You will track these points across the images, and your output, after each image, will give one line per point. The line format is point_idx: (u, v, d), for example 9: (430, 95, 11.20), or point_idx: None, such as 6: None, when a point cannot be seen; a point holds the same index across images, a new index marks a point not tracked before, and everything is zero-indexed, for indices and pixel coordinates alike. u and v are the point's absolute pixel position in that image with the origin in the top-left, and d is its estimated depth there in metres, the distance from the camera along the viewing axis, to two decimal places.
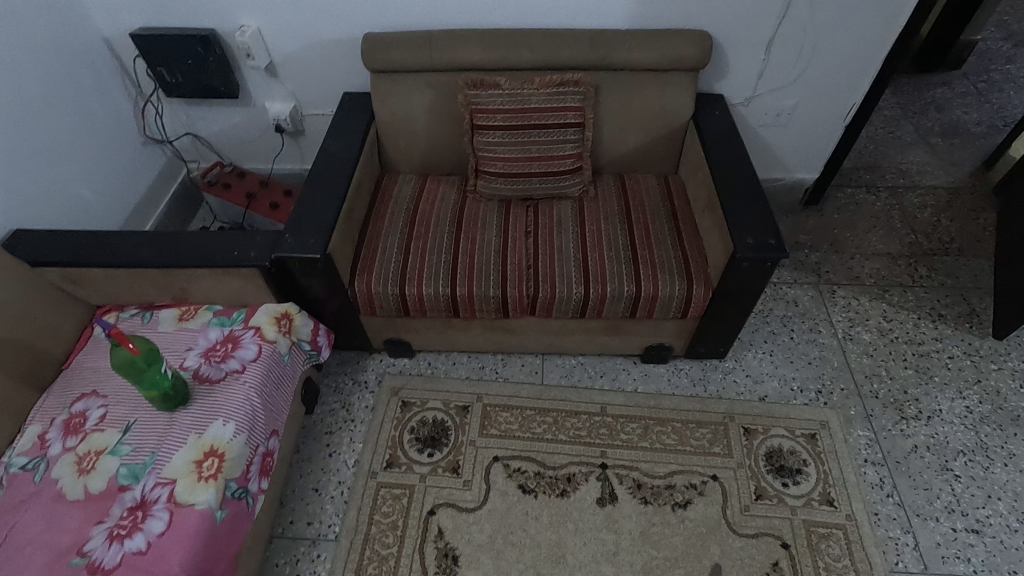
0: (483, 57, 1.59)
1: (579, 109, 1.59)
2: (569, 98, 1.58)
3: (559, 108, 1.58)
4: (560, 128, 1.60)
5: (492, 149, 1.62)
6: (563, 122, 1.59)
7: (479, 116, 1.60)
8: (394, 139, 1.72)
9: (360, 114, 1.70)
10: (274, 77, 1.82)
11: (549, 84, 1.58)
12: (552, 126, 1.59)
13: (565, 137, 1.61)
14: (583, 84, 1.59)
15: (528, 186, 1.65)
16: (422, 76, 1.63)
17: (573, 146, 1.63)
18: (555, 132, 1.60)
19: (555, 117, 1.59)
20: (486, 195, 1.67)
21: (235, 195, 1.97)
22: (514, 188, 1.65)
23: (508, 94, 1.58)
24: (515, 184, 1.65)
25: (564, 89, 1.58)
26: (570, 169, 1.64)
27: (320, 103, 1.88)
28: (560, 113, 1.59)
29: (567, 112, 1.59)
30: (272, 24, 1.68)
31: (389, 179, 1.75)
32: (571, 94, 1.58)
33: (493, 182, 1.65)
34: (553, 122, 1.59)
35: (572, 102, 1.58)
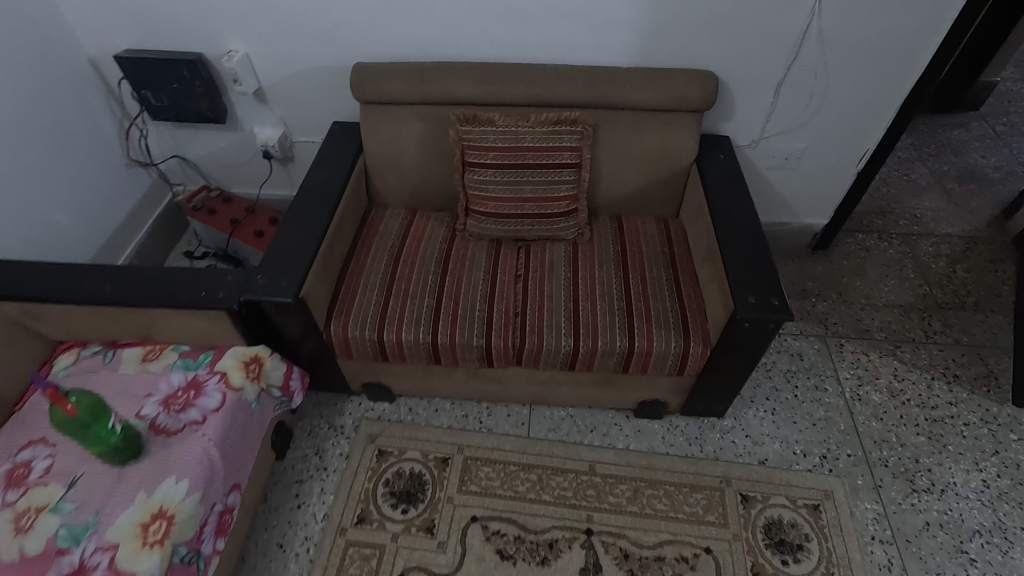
0: (477, 91, 1.52)
1: (577, 149, 1.52)
2: (566, 137, 1.51)
3: (555, 147, 1.51)
4: (555, 168, 1.52)
5: (483, 187, 1.54)
6: (558, 162, 1.52)
7: (471, 153, 1.52)
8: (383, 173, 1.65)
9: (348, 145, 1.63)
10: (263, 103, 1.76)
11: (546, 123, 1.51)
12: (547, 165, 1.52)
13: (561, 178, 1.53)
14: (581, 123, 1.51)
15: (520, 227, 1.56)
16: (413, 108, 1.56)
17: (568, 187, 1.54)
18: (550, 173, 1.52)
19: (550, 157, 1.51)
20: (476, 235, 1.59)
21: (219, 221, 1.91)
22: (505, 229, 1.57)
23: (502, 131, 1.50)
24: (505, 226, 1.56)
25: (561, 127, 1.51)
26: (565, 211, 1.56)
27: (309, 130, 1.81)
28: (555, 154, 1.51)
29: (564, 152, 1.51)
30: (261, 49, 1.62)
31: (376, 213, 1.67)
32: (568, 133, 1.51)
33: (484, 221, 1.57)
34: (549, 161, 1.52)
35: (569, 142, 1.51)
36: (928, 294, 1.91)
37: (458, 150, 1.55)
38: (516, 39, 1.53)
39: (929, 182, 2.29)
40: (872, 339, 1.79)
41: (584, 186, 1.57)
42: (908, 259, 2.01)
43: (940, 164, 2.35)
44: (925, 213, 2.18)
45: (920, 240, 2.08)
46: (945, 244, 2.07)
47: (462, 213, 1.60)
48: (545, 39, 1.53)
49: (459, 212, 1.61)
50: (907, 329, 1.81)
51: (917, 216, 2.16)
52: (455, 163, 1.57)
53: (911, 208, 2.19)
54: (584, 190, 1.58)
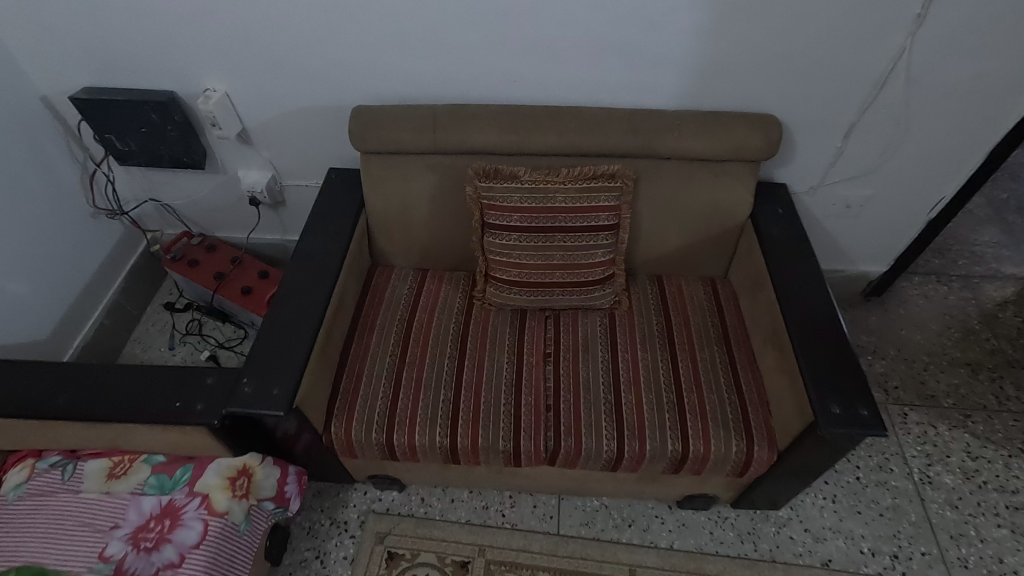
0: (498, 141, 1.29)
1: (615, 209, 1.30)
2: (603, 196, 1.29)
3: (591, 208, 1.29)
4: (591, 232, 1.31)
5: (507, 252, 1.32)
6: (594, 225, 1.30)
7: (491, 215, 1.31)
8: (388, 231, 1.43)
9: (347, 199, 1.41)
10: (248, 145, 1.53)
11: (580, 180, 1.28)
12: (580, 228, 1.30)
13: (597, 242, 1.32)
14: (621, 178, 1.29)
15: (548, 297, 1.35)
16: (423, 159, 1.34)
17: (605, 251, 1.33)
18: (584, 237, 1.31)
19: (584, 219, 1.30)
20: (498, 305, 1.38)
21: (202, 274, 1.69)
22: (530, 299, 1.36)
23: (528, 189, 1.28)
24: (531, 295, 1.35)
25: (598, 184, 1.28)
26: (601, 278, 1.35)
27: (302, 174, 1.59)
28: (591, 215, 1.29)
29: (601, 213, 1.30)
30: (244, 88, 1.38)
31: (381, 275, 1.46)
32: (606, 191, 1.29)
33: (507, 290, 1.36)
34: (583, 224, 1.30)
35: (607, 202, 1.29)
36: (997, 349, 1.71)
37: (477, 209, 1.33)
38: (543, 79, 1.30)
39: (988, 214, 2.07)
40: (938, 407, 1.59)
41: (622, 249, 1.36)
42: (971, 306, 1.81)
43: (997, 192, 2.14)
44: (985, 251, 1.97)
45: (983, 283, 1.88)
46: (1010, 288, 1.86)
47: (480, 279, 1.39)
48: (577, 79, 1.30)
49: (477, 278, 1.39)
50: (976, 394, 1.62)
51: (977, 254, 1.96)
52: (473, 223, 1.35)
53: (970, 245, 1.98)
54: (622, 252, 1.37)
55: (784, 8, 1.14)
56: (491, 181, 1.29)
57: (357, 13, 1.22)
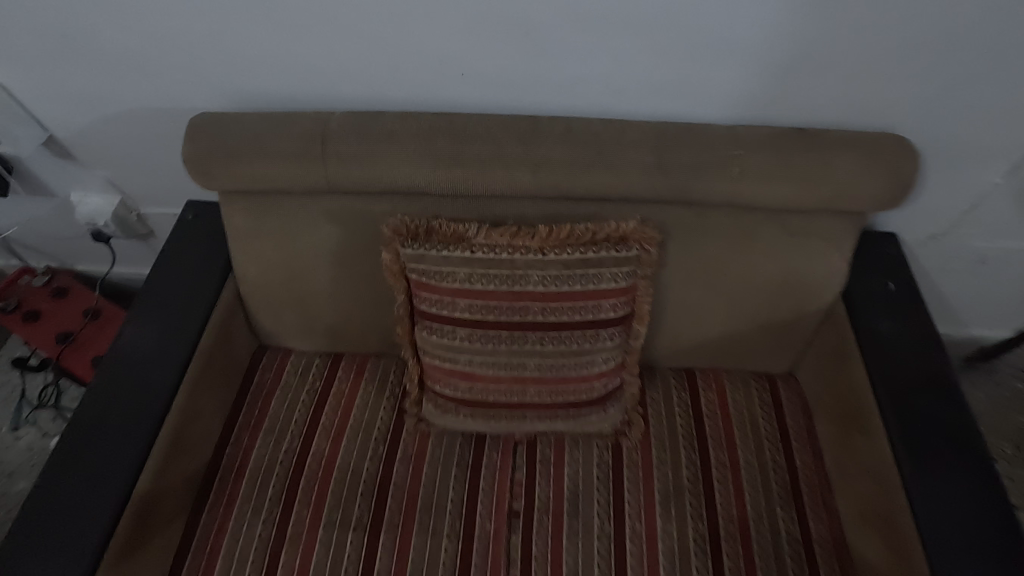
0: (433, 179, 0.77)
1: (625, 294, 0.80)
2: (606, 274, 0.78)
3: (584, 295, 0.78)
4: (585, 330, 0.80)
5: (451, 357, 0.83)
6: (589, 320, 0.80)
7: (424, 299, 0.81)
8: (273, 306, 0.92)
9: (208, 257, 0.90)
10: (71, 161, 1.00)
11: (568, 248, 0.77)
12: (568, 325, 0.80)
13: (594, 345, 0.81)
14: (635, 243, 0.78)
15: (517, 421, 0.86)
16: (315, 201, 0.83)
17: (607, 357, 0.83)
18: (574, 338, 0.80)
19: (573, 311, 0.79)
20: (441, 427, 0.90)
21: (42, 331, 1.19)
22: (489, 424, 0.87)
23: (481, 262, 0.77)
24: (491, 418, 0.87)
25: (597, 255, 0.77)
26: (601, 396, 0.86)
27: (165, 199, 1.07)
28: (585, 305, 0.79)
29: (601, 302, 0.79)
30: (30, 77, 0.86)
31: (269, 368, 0.97)
32: (610, 268, 0.78)
33: (452, 409, 0.87)
34: (572, 319, 0.79)
35: (611, 284, 0.78)
36: None
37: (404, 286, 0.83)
38: (510, 69, 0.78)
39: None
40: None
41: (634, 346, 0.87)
42: None
43: None
44: None
45: None
46: None
47: (413, 386, 0.90)
48: (567, 70, 0.77)
49: (409, 384, 0.90)
50: None
51: None
52: (398, 305, 0.85)
53: None
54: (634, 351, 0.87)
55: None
56: (423, 246, 0.78)
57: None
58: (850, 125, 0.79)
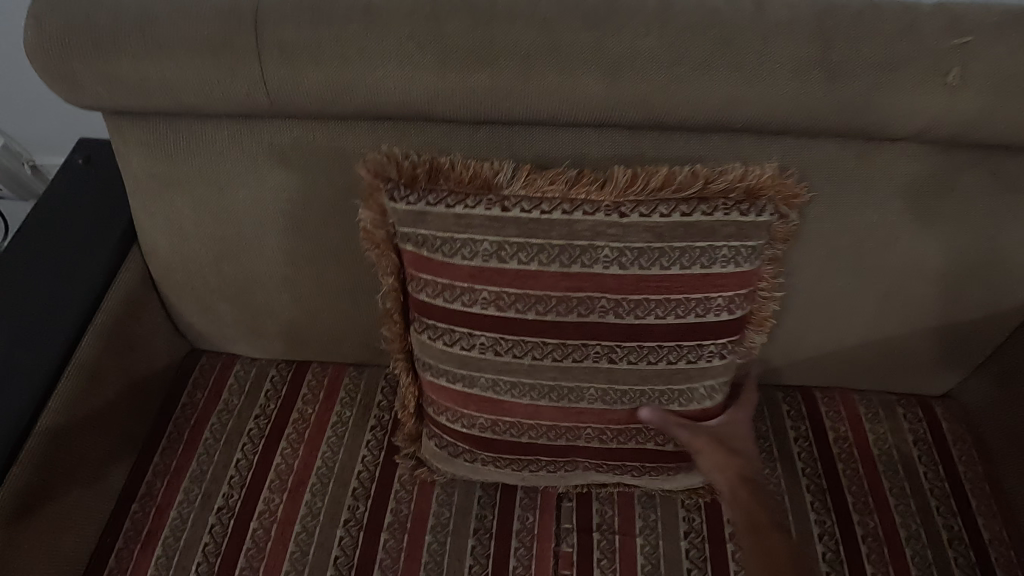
0: (441, 88, 0.47)
1: (745, 285, 0.49)
2: (721, 250, 0.48)
3: (683, 284, 0.48)
4: (679, 340, 0.50)
5: (467, 375, 0.53)
6: (688, 324, 0.50)
7: (425, 287, 0.51)
8: (202, 294, 0.63)
9: (97, 219, 0.60)
10: None
11: (662, 205, 0.47)
12: (654, 331, 0.50)
13: (693, 365, 0.52)
14: (770, 201, 0.47)
15: (563, 472, 0.57)
16: (254, 130, 0.53)
17: (710, 386, 0.53)
18: (662, 352, 0.51)
19: (664, 310, 0.49)
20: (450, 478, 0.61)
21: None
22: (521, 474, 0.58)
23: (518, 228, 0.47)
24: (525, 468, 0.58)
25: (708, 219, 0.47)
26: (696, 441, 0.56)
27: (64, 137, 0.77)
28: (684, 300, 0.49)
29: (709, 297, 0.49)
30: None
31: (201, 384, 0.67)
32: (727, 241, 0.47)
33: (466, 452, 0.57)
34: (663, 321, 0.49)
35: (727, 266, 0.48)
36: None
37: (397, 264, 0.53)
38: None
39: None
40: None
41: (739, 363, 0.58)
42: None
43: None
44: None
45: None
46: None
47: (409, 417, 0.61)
48: None
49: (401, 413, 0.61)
50: None
51: None
52: (385, 293, 0.55)
53: None
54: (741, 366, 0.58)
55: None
56: (425, 200, 0.48)
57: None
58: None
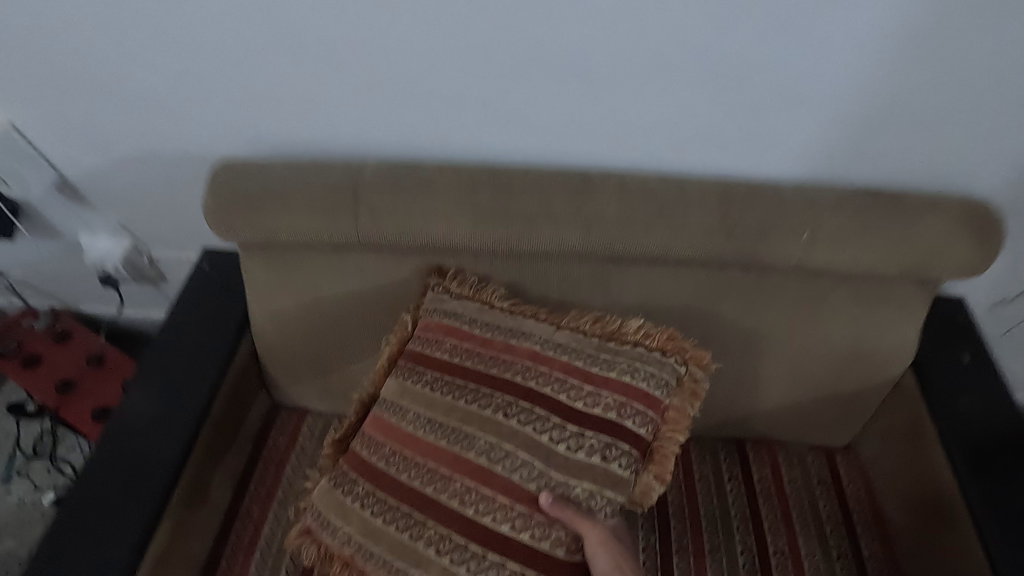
0: (472, 238, 0.71)
1: (638, 403, 0.65)
2: (621, 363, 0.67)
3: (584, 376, 0.67)
4: (567, 423, 0.64)
5: (401, 407, 0.70)
6: (580, 412, 0.64)
7: (420, 339, 0.74)
8: (290, 365, 0.86)
9: (222, 311, 0.84)
10: (82, 203, 0.95)
11: (590, 329, 0.71)
12: (547, 403, 0.65)
13: (575, 453, 0.63)
14: (675, 352, 0.68)
15: (412, 542, 0.63)
16: (344, 258, 0.77)
17: (590, 492, 0.61)
18: (551, 430, 0.64)
19: (560, 388, 0.66)
20: (329, 536, 0.66)
21: (43, 381, 1.13)
22: (374, 531, 0.64)
23: (491, 315, 0.73)
24: (389, 521, 0.64)
25: (621, 347, 0.69)
26: (552, 545, 0.61)
27: (177, 243, 1.01)
28: (584, 391, 0.65)
29: (601, 393, 0.65)
30: (44, 117, 0.81)
31: (283, 432, 0.89)
32: (631, 361, 0.67)
33: (357, 490, 0.67)
34: (558, 399, 0.65)
35: (625, 376, 0.66)
36: None
37: (406, 333, 0.76)
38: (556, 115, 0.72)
39: None
40: None
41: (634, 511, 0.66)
42: None
43: None
44: None
45: None
46: None
47: (331, 452, 0.75)
48: (623, 118, 0.72)
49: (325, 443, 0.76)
50: None
51: None
52: (389, 339, 0.77)
53: None
54: (637, 507, 0.66)
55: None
56: (443, 287, 0.75)
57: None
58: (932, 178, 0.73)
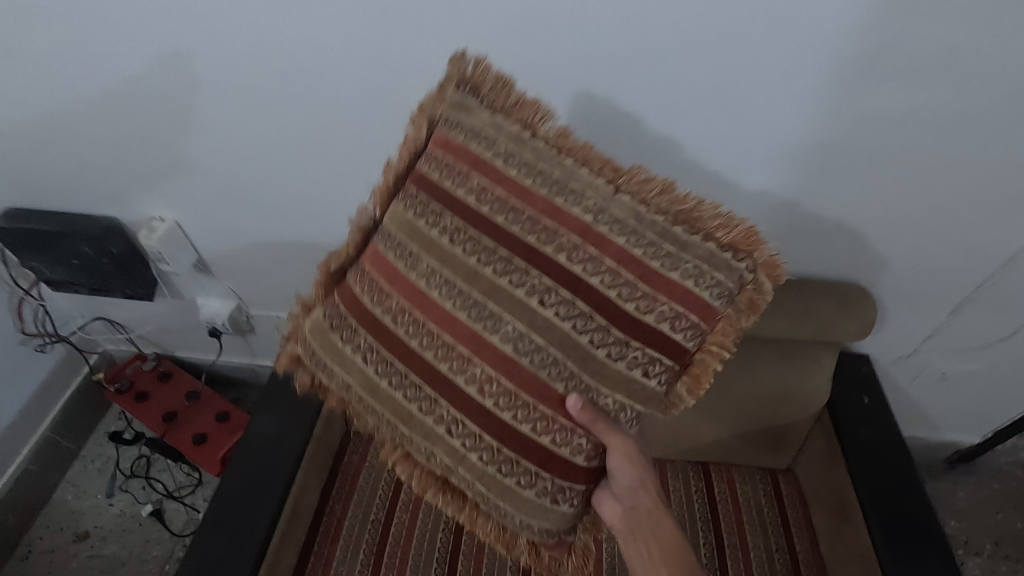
0: None
1: (693, 315, 0.67)
2: (687, 264, 0.67)
3: (636, 266, 0.67)
4: (611, 325, 0.67)
5: (416, 236, 0.72)
6: (632, 317, 0.67)
7: (432, 159, 0.75)
8: None
9: None
10: (207, 275, 1.26)
11: (655, 205, 0.70)
12: (591, 291, 0.67)
13: (616, 360, 0.67)
14: (747, 255, 0.69)
15: (421, 415, 0.71)
16: None
17: (621, 407, 0.68)
18: (593, 332, 0.67)
19: (611, 280, 0.67)
20: (322, 375, 0.77)
21: (151, 413, 1.41)
22: (377, 392, 0.72)
23: (533, 150, 0.72)
24: (399, 391, 0.71)
25: (690, 238, 0.69)
26: (572, 453, 0.69)
27: (272, 304, 1.32)
28: (636, 292, 0.67)
29: (658, 299, 0.67)
30: (196, 217, 1.13)
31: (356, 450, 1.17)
32: (701, 266, 0.67)
33: (367, 361, 0.72)
34: (605, 291, 0.67)
35: (688, 280, 0.67)
36: None
37: (417, 142, 0.78)
38: (634, 89, 0.83)
39: None
40: None
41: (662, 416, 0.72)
42: None
43: None
44: None
45: None
46: None
47: (324, 276, 0.82)
48: None
49: (318, 270, 0.82)
50: None
51: None
52: (401, 156, 0.79)
53: None
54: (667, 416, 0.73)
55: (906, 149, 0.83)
56: (479, 104, 0.76)
57: (341, 135, 0.96)
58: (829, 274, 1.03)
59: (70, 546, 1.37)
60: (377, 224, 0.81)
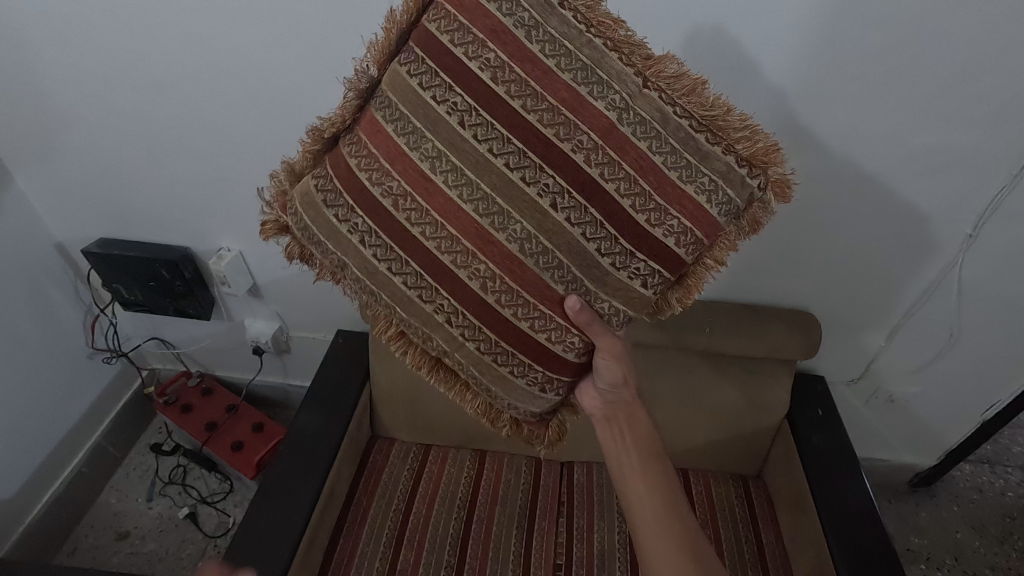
0: None
1: (698, 232, 0.73)
2: (702, 180, 0.72)
3: (650, 174, 0.72)
4: (619, 236, 0.74)
5: (430, 115, 0.74)
6: (640, 228, 0.73)
7: (442, 17, 0.73)
8: (391, 405, 1.34)
9: (350, 368, 1.33)
10: (257, 298, 1.48)
11: (683, 104, 0.72)
12: (602, 195, 0.73)
13: (619, 270, 0.75)
14: (763, 172, 0.72)
15: (422, 301, 0.79)
16: None
17: (616, 310, 0.77)
18: (600, 240, 0.74)
19: (626, 187, 0.72)
20: (315, 250, 0.82)
21: (194, 423, 1.58)
22: (377, 276, 0.79)
23: (565, 33, 0.72)
24: (404, 276, 0.79)
25: (712, 148, 0.72)
26: (565, 349, 0.81)
27: (310, 326, 1.53)
28: (650, 203, 0.73)
29: (670, 213, 0.73)
30: (256, 248, 1.36)
31: (381, 452, 1.35)
32: (714, 180, 0.72)
33: (373, 244, 0.78)
34: (619, 200, 0.73)
35: (701, 197, 0.72)
36: None
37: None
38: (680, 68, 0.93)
39: None
40: None
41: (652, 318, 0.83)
42: None
43: None
44: None
45: None
46: None
47: (314, 142, 0.83)
48: None
49: (307, 133, 0.83)
50: None
51: None
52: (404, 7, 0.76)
53: None
54: (655, 317, 0.83)
55: (837, 204, 1.06)
56: None
57: None
58: (788, 243, 1.14)
59: (112, 544, 1.51)
60: (374, 84, 0.80)
